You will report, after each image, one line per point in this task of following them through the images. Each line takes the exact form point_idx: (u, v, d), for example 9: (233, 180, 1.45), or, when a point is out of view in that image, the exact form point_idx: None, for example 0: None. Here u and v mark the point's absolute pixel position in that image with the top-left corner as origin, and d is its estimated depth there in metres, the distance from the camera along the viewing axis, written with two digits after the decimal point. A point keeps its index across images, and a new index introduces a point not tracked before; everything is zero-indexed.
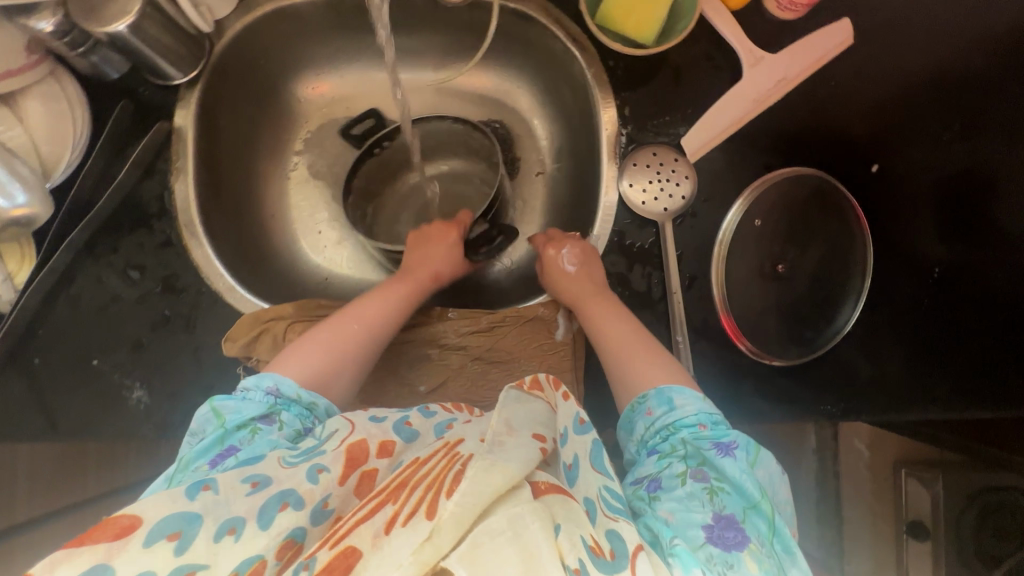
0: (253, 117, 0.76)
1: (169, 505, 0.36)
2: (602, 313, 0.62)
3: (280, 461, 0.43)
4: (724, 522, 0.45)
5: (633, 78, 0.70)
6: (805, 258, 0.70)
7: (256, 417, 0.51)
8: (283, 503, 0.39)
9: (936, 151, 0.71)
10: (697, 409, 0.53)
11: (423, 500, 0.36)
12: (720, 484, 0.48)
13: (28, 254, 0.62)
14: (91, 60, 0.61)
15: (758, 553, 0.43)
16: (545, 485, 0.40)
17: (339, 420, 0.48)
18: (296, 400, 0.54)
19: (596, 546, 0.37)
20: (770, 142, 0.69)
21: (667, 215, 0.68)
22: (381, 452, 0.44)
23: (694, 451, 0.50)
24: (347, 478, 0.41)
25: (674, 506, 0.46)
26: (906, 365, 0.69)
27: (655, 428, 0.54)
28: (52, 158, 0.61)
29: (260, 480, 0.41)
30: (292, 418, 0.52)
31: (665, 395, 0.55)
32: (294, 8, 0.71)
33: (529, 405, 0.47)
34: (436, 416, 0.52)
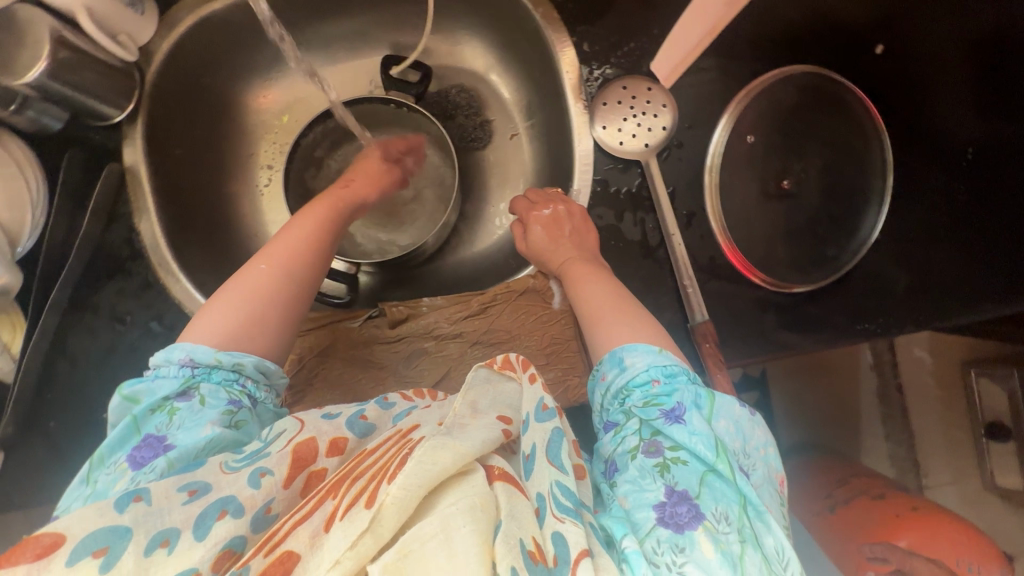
0: (208, 140, 0.74)
1: (95, 520, 0.33)
2: (592, 272, 0.57)
3: (220, 466, 0.39)
4: (677, 499, 0.40)
5: (586, 9, 0.63)
6: (813, 167, 0.62)
7: (171, 396, 0.46)
8: (221, 511, 0.36)
9: (950, 17, 0.62)
10: (649, 364, 0.48)
11: (363, 491, 0.35)
12: (676, 452, 0.43)
13: (18, 321, 0.62)
14: (27, 116, 0.59)
15: (715, 531, 0.38)
16: (497, 470, 0.39)
17: (290, 419, 0.44)
18: (216, 365, 0.48)
19: (536, 551, 0.35)
20: (752, 47, 0.62)
21: (649, 151, 0.62)
22: (331, 450, 0.42)
23: (645, 417, 0.45)
24: (293, 480, 0.39)
25: (626, 489, 0.42)
26: (946, 263, 0.62)
27: (610, 394, 0.49)
28: (14, 224, 0.59)
29: (198, 486, 0.37)
30: (213, 388, 0.47)
31: (617, 357, 0.49)
32: (219, 15, 0.67)
33: (498, 389, 0.46)
34: (396, 407, 0.50)
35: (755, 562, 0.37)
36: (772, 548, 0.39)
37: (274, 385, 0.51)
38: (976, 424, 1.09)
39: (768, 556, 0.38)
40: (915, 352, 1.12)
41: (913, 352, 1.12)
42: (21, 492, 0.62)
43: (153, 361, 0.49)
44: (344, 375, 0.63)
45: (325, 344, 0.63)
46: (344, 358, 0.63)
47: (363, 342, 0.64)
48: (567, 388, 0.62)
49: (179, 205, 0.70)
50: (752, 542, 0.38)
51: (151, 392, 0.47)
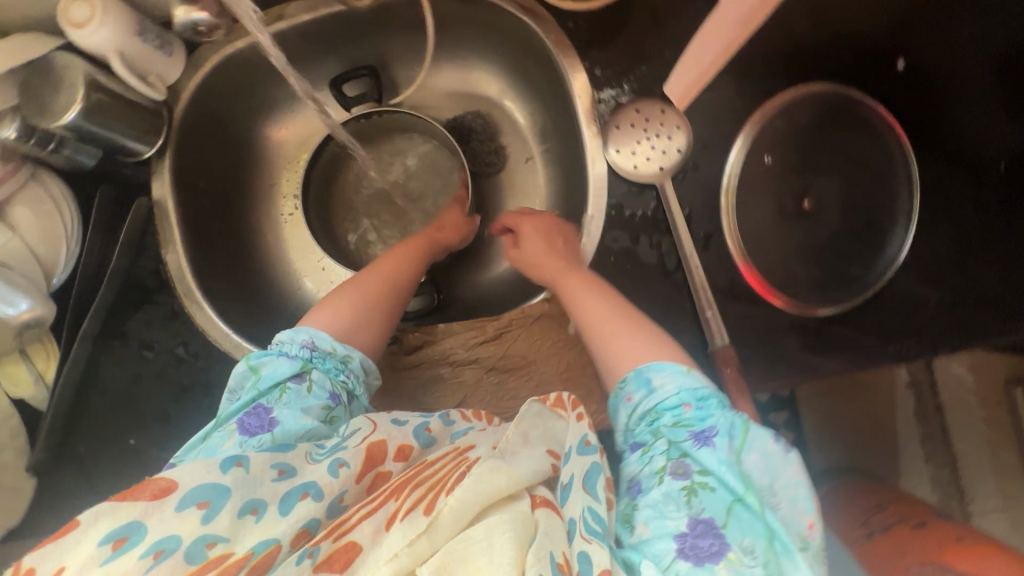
0: (233, 171, 0.77)
1: (203, 473, 0.36)
2: (577, 280, 0.57)
3: (305, 458, 0.40)
4: (701, 530, 0.40)
5: (598, 35, 0.63)
6: (832, 186, 0.61)
7: (288, 376, 0.48)
8: (303, 493, 0.37)
9: (981, 23, 0.59)
10: (680, 386, 0.47)
11: (422, 497, 0.36)
12: (704, 477, 0.43)
13: (52, 351, 0.65)
14: (65, 154, 0.62)
15: (739, 564, 0.38)
16: (540, 500, 0.39)
17: (363, 419, 0.44)
18: (331, 352, 0.51)
19: (565, 564, 0.35)
20: (767, 66, 0.61)
21: (664, 173, 0.61)
22: (399, 455, 0.42)
23: (672, 442, 0.45)
24: (364, 476, 0.39)
25: (649, 515, 0.42)
26: (984, 282, 0.59)
27: (637, 414, 0.48)
28: (49, 258, 0.63)
29: (286, 467, 0.39)
30: (323, 376, 0.49)
31: (643, 376, 0.48)
32: (242, 53, 0.69)
33: (548, 424, 0.45)
34: (456, 424, 0.48)
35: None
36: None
37: (368, 385, 0.54)
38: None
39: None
40: (954, 371, 1.07)
41: (952, 371, 1.07)
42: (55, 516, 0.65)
43: (279, 336, 0.52)
44: (362, 402, 0.63)
45: None
46: None
47: (380, 368, 0.65)
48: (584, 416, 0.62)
49: (204, 235, 0.72)
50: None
51: (272, 367, 0.49)
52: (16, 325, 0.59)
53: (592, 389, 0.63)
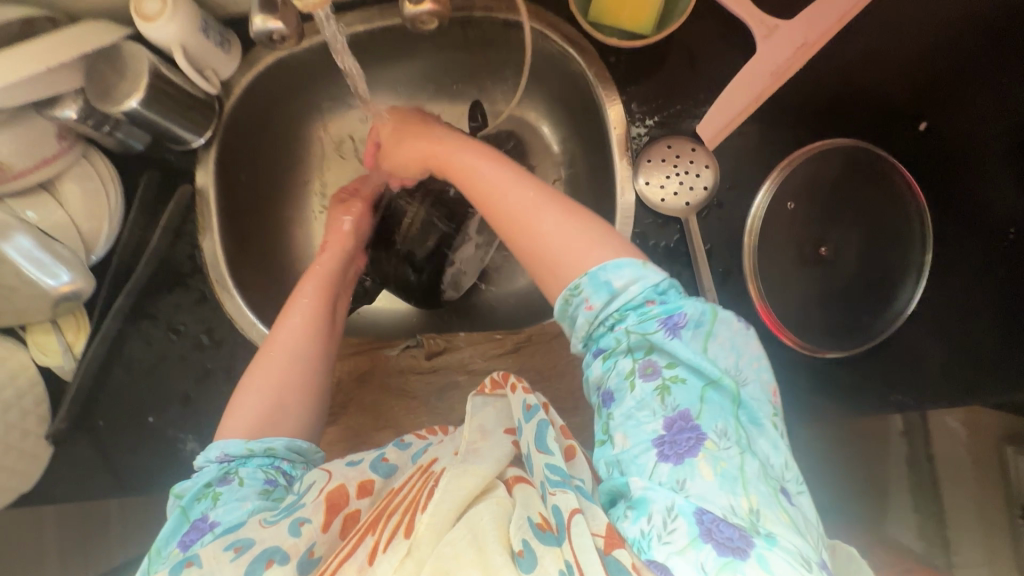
0: (270, 166, 0.79)
1: None
2: (511, 177, 0.51)
3: (261, 522, 0.44)
4: (678, 428, 0.42)
5: (638, 71, 0.65)
6: (851, 236, 0.63)
7: (213, 483, 0.48)
8: (269, 560, 0.41)
9: (999, 95, 0.63)
10: (640, 284, 0.45)
11: (400, 523, 0.39)
12: (672, 370, 0.44)
13: (82, 324, 0.67)
14: (117, 137, 0.64)
15: (716, 450, 0.41)
16: (513, 480, 0.44)
17: (317, 470, 0.48)
18: (249, 455, 0.50)
19: (543, 522, 0.40)
20: (795, 116, 0.64)
21: (690, 209, 0.64)
22: (361, 492, 0.46)
23: (642, 337, 0.44)
24: (330, 525, 0.43)
25: (626, 423, 0.43)
26: (982, 341, 0.63)
27: (599, 320, 0.46)
28: (92, 235, 0.65)
29: (241, 542, 0.42)
30: (251, 471, 0.49)
31: (602, 279, 0.45)
32: (294, 56, 0.71)
33: (497, 408, 0.50)
34: (412, 445, 0.52)
35: (754, 469, 0.41)
36: (765, 449, 0.43)
37: (308, 460, 0.53)
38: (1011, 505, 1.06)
39: (761, 458, 0.43)
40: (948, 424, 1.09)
41: (946, 423, 1.09)
42: (72, 482, 0.67)
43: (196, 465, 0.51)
44: (379, 401, 0.65)
45: (364, 368, 0.66)
46: (381, 384, 0.66)
47: (400, 370, 0.66)
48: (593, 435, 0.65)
49: (239, 226, 0.74)
50: (750, 451, 0.42)
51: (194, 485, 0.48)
52: (55, 297, 0.62)
53: None
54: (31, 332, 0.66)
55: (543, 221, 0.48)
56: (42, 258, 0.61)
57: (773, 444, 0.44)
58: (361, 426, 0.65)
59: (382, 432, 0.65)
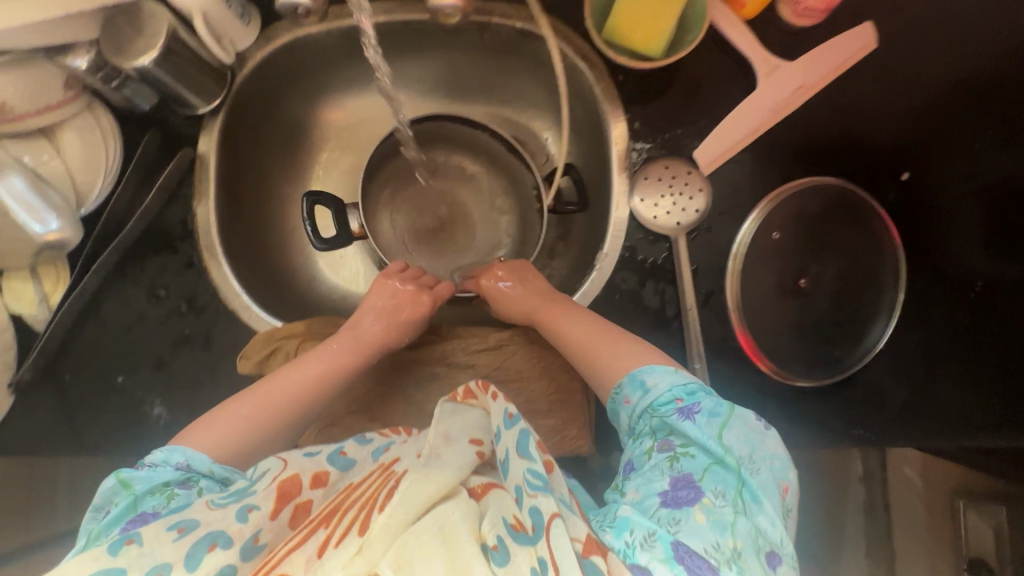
0: (273, 141, 0.79)
1: (90, 563, 0.37)
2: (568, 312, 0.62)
3: (208, 504, 0.43)
4: (679, 484, 0.46)
5: (644, 92, 0.68)
6: (829, 272, 0.66)
7: (172, 483, 0.47)
8: (211, 544, 0.39)
9: (973, 155, 0.66)
10: (670, 384, 0.51)
11: (354, 520, 0.39)
12: (686, 447, 0.48)
13: (62, 276, 0.66)
14: (123, 93, 0.64)
15: (711, 505, 0.44)
16: (479, 488, 0.44)
17: (274, 458, 0.47)
18: (209, 473, 0.49)
19: (518, 522, 0.41)
20: (788, 152, 0.67)
21: (680, 229, 0.66)
22: (315, 483, 0.45)
23: (663, 421, 0.50)
24: (279, 513, 0.42)
25: (637, 484, 0.48)
26: (944, 385, 0.65)
27: (636, 414, 0.52)
28: (86, 186, 0.66)
29: (185, 524, 0.41)
30: (211, 483, 0.48)
31: (638, 379, 0.53)
32: (312, 38, 0.72)
33: (467, 415, 0.50)
34: (373, 442, 0.52)
35: (745, 531, 0.43)
36: (762, 526, 0.44)
37: None
38: (960, 559, 1.08)
39: (757, 529, 0.44)
40: (906, 472, 1.12)
41: (904, 471, 1.12)
42: (31, 433, 0.66)
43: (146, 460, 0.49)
44: (355, 384, 0.65)
45: None
46: None
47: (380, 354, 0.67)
48: (563, 438, 0.64)
49: (235, 197, 0.74)
50: (744, 514, 0.44)
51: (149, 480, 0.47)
52: (39, 244, 0.61)
53: (576, 413, 0.64)
54: (8, 278, 0.65)
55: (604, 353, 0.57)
56: (32, 202, 0.59)
57: (771, 521, 0.45)
58: (334, 408, 0.64)
59: (355, 416, 0.64)
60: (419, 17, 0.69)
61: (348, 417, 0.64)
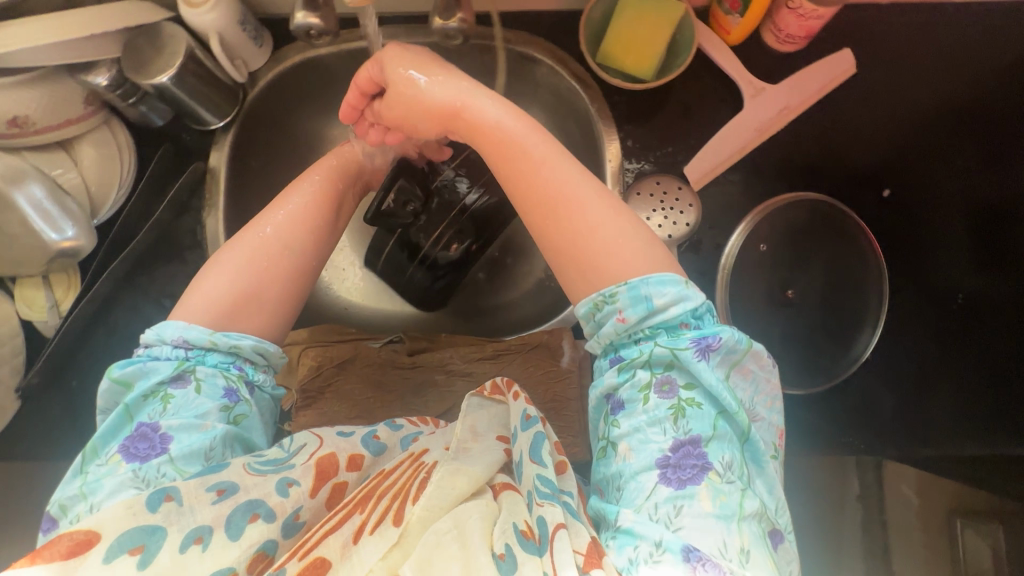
0: (282, 157, 0.81)
1: (128, 518, 0.38)
2: (555, 158, 0.53)
3: (245, 467, 0.44)
4: (684, 453, 0.47)
5: (636, 112, 0.71)
6: (816, 282, 0.68)
7: (165, 382, 0.48)
8: (253, 515, 0.41)
9: (950, 177, 0.70)
10: (680, 309, 0.48)
11: (389, 509, 0.43)
12: (690, 392, 0.48)
13: (73, 283, 0.69)
14: (140, 109, 0.68)
15: (717, 481, 0.46)
16: (500, 485, 0.47)
17: (308, 433, 0.49)
18: (210, 347, 0.50)
19: (527, 531, 0.43)
20: (775, 170, 0.70)
21: (671, 241, 0.67)
22: (350, 465, 0.47)
23: (668, 354, 0.48)
24: (318, 491, 0.44)
25: (633, 439, 0.48)
26: (929, 394, 0.67)
27: (627, 334, 0.49)
28: (100, 197, 0.68)
29: (226, 486, 0.42)
30: (210, 372, 0.49)
31: (641, 293, 0.48)
32: (322, 59, 0.75)
33: (491, 412, 0.53)
34: (403, 428, 0.54)
35: (748, 500, 0.46)
36: (757, 486, 0.49)
37: (269, 365, 0.53)
38: None
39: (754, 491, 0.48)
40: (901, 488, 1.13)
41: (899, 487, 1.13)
42: (37, 437, 0.67)
43: (144, 339, 0.51)
44: (356, 391, 0.66)
45: (346, 355, 0.67)
46: (359, 374, 0.67)
47: (380, 362, 0.68)
48: (559, 445, 0.66)
49: (243, 209, 0.76)
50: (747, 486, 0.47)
51: (142, 377, 0.48)
52: (54, 251, 0.63)
53: (571, 422, 0.66)
54: (20, 285, 0.67)
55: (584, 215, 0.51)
56: (51, 211, 0.63)
57: (765, 479, 0.50)
58: (335, 413, 0.65)
59: (355, 422, 0.65)
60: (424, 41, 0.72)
61: (349, 422, 0.66)
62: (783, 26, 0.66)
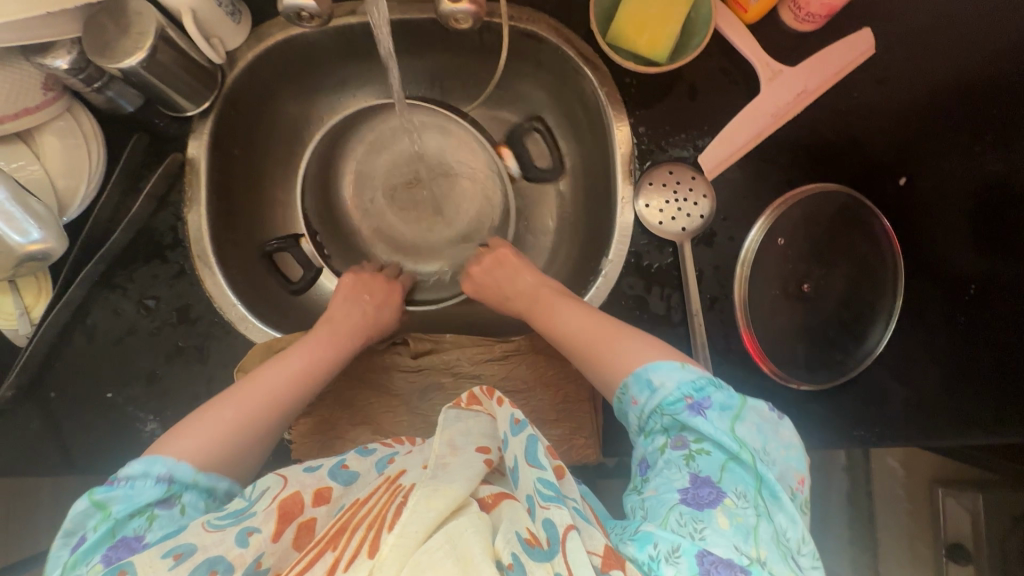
0: (265, 143, 0.75)
1: None
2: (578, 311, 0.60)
3: (204, 526, 0.41)
4: (700, 482, 0.45)
5: (647, 96, 0.67)
6: (834, 275, 0.67)
7: (154, 504, 0.43)
8: (210, 573, 0.38)
9: (962, 161, 0.68)
10: (677, 381, 0.49)
11: (363, 540, 0.38)
12: (700, 443, 0.47)
13: (44, 288, 0.63)
14: (106, 95, 0.62)
15: (734, 507, 0.44)
16: (491, 498, 0.44)
17: (271, 474, 0.45)
18: (197, 484, 0.46)
19: (532, 538, 0.41)
20: (791, 157, 0.67)
21: (685, 234, 0.66)
22: (317, 500, 0.44)
23: (673, 419, 0.49)
24: (282, 533, 0.41)
25: (657, 482, 0.48)
26: (940, 386, 0.67)
27: (645, 415, 0.51)
28: (67, 194, 0.62)
29: (183, 549, 0.39)
30: (195, 500, 0.46)
31: (644, 378, 0.51)
32: (306, 37, 0.68)
33: (470, 423, 0.49)
34: (376, 452, 0.51)
35: (767, 533, 0.43)
36: (782, 525, 0.44)
37: None
38: (939, 544, 1.12)
39: (778, 530, 0.44)
40: (888, 463, 1.16)
41: (887, 462, 1.15)
42: (13, 454, 0.63)
43: (122, 471, 0.44)
44: (359, 396, 0.64)
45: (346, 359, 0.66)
46: (361, 378, 0.65)
47: (383, 366, 0.66)
48: (572, 447, 0.63)
49: (227, 202, 0.70)
50: (765, 516, 0.43)
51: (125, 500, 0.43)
52: (20, 256, 0.57)
53: (583, 423, 0.63)
54: None
55: (611, 345, 0.55)
56: (13, 212, 0.55)
57: (793, 518, 0.44)
58: (336, 420, 0.63)
59: (358, 428, 0.63)
60: (419, 17, 0.67)
61: (351, 430, 0.63)
62: (803, 5, 0.62)
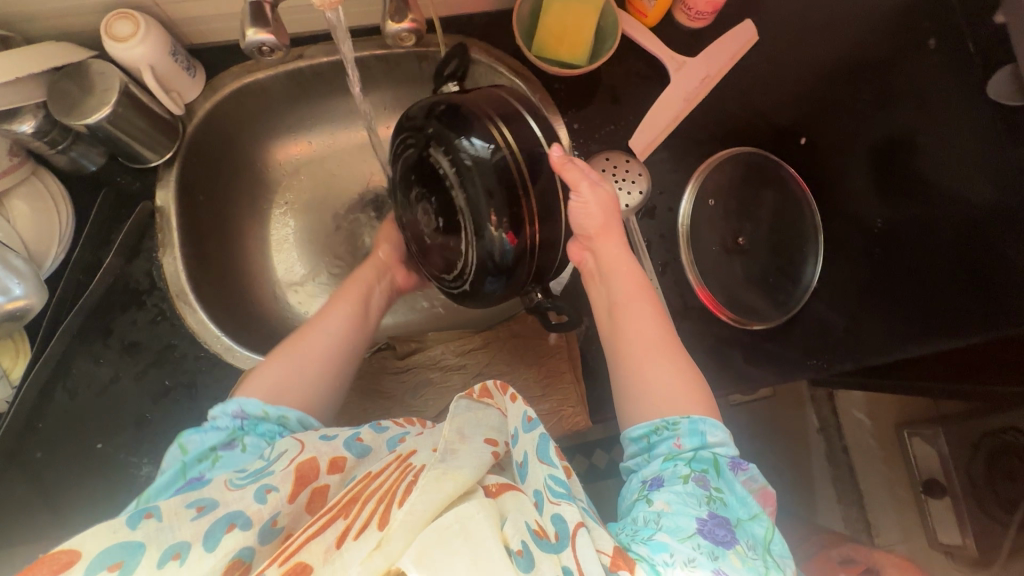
0: (227, 187, 0.79)
1: (110, 535, 0.36)
2: (651, 311, 0.60)
3: (226, 484, 0.43)
4: (718, 522, 0.49)
5: (575, 98, 0.76)
6: (761, 227, 0.76)
7: (217, 446, 0.50)
8: (230, 525, 0.39)
9: (851, 118, 0.79)
10: (722, 445, 0.54)
11: (374, 512, 0.40)
12: (721, 491, 0.51)
13: (21, 349, 0.64)
14: (70, 155, 0.65)
15: (744, 553, 0.48)
16: (496, 487, 0.45)
17: (290, 441, 0.48)
18: (263, 416, 0.53)
19: (540, 530, 0.43)
20: (706, 134, 0.77)
21: (629, 211, 0.72)
22: (332, 468, 0.46)
23: (710, 458, 0.53)
24: (298, 496, 0.43)
25: (670, 499, 0.50)
26: (874, 312, 0.75)
27: (674, 455, 0.53)
28: (40, 254, 0.64)
29: (205, 503, 0.41)
30: (256, 440, 0.52)
31: (699, 429, 0.53)
32: (259, 83, 0.74)
33: (480, 414, 0.50)
34: (389, 430, 0.53)
35: None
36: None
37: None
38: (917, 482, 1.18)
39: None
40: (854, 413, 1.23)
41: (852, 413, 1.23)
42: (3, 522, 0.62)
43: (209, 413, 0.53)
44: (353, 403, 0.67)
45: None
46: (353, 386, 0.68)
47: (373, 370, 0.69)
48: (562, 418, 0.67)
49: (197, 244, 0.73)
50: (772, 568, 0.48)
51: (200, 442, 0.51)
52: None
53: (568, 393, 0.67)
54: None
55: (642, 368, 0.58)
56: None
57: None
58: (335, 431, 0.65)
59: None
60: (363, 54, 0.74)
61: None
62: (692, 5, 0.73)
